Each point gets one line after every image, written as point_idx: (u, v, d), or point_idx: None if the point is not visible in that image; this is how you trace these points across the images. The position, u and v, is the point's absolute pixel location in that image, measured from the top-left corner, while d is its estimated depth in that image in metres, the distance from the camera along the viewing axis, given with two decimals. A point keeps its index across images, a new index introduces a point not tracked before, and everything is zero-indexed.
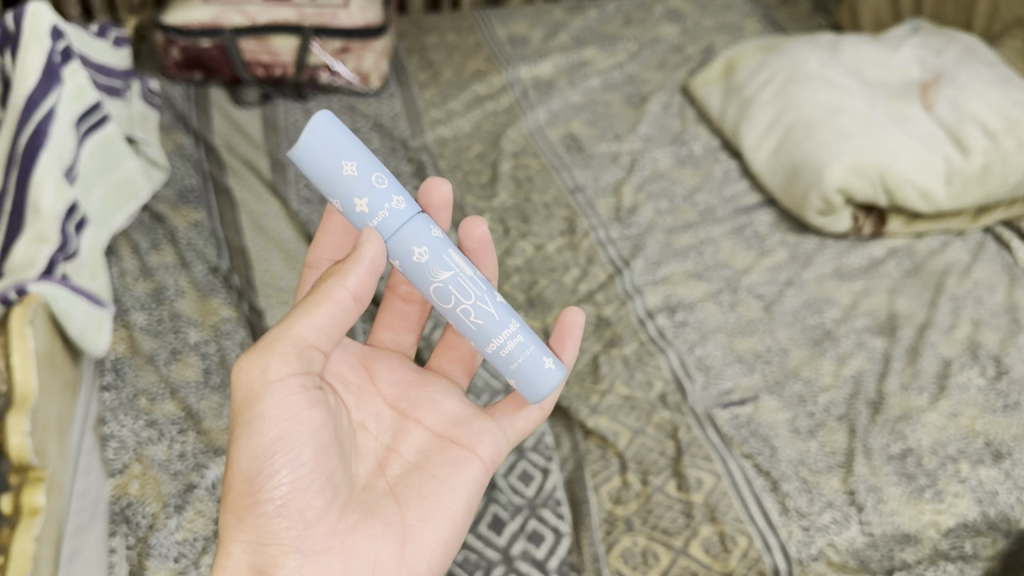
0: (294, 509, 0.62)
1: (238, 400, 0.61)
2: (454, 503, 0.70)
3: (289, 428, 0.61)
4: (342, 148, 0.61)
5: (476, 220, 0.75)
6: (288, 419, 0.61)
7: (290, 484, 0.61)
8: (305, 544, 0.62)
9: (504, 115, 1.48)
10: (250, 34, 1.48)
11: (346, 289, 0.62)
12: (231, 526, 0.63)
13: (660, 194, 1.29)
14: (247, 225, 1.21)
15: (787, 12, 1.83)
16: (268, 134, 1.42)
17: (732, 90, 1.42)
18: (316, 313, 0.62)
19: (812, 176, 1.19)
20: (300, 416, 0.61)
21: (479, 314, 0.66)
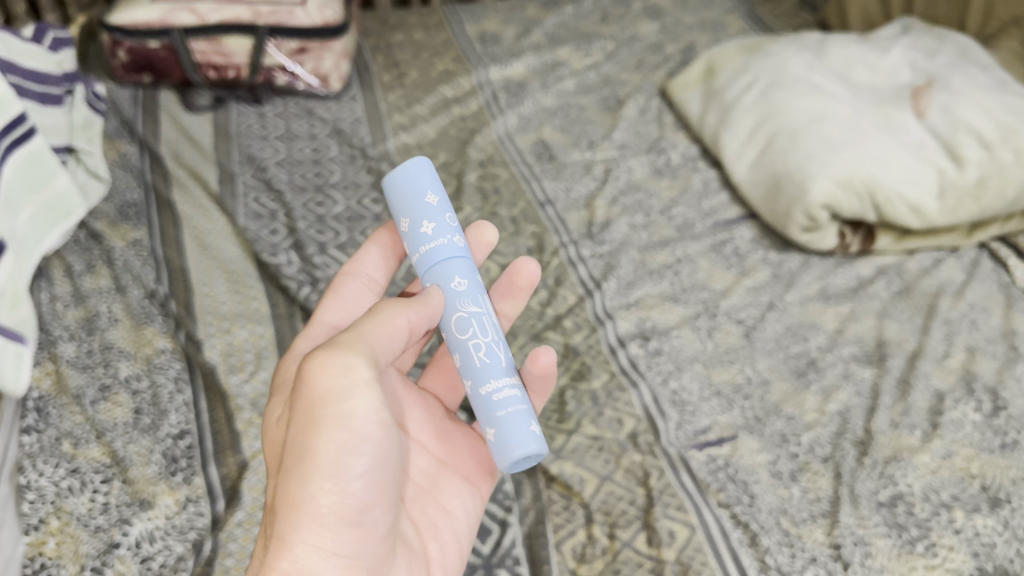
0: (358, 531, 0.57)
1: (333, 392, 0.56)
2: (458, 527, 0.69)
3: (341, 449, 0.56)
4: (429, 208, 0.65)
5: (527, 265, 0.74)
6: (341, 440, 0.56)
7: (347, 503, 0.56)
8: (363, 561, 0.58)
9: (472, 119, 1.40)
10: (200, 35, 1.39)
11: (409, 320, 0.61)
12: (304, 527, 0.55)
13: (635, 207, 1.21)
14: (190, 244, 1.12)
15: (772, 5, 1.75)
16: (219, 141, 1.33)
17: (711, 95, 1.34)
18: (384, 330, 0.60)
19: (795, 190, 1.11)
20: (354, 438, 0.56)
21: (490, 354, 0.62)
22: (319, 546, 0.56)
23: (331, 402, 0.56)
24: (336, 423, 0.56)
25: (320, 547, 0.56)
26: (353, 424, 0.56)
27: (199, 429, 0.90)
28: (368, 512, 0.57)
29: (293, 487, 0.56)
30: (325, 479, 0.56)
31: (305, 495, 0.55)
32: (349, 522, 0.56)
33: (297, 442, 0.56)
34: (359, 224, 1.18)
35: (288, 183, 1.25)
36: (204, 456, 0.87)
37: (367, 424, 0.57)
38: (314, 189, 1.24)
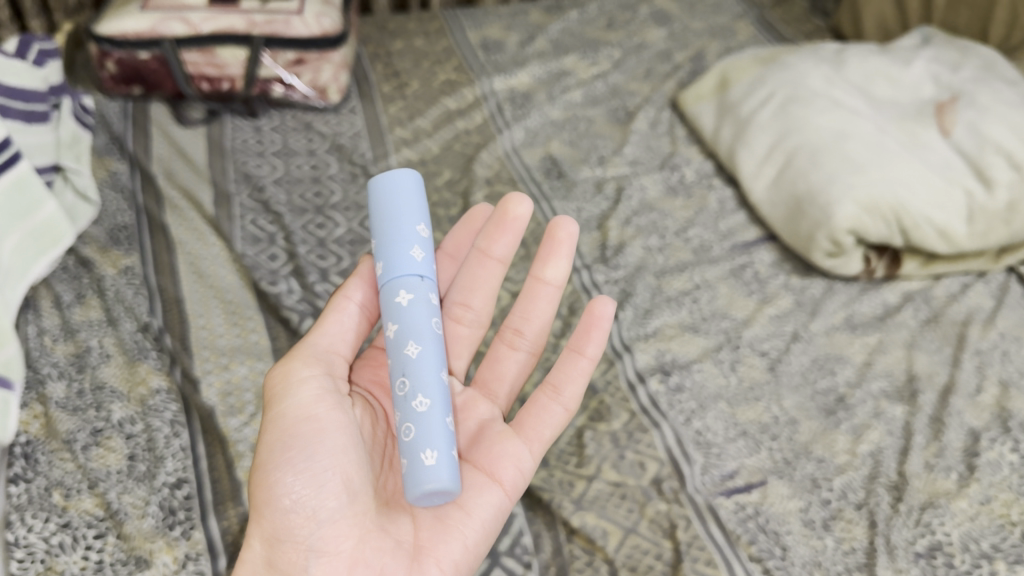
0: (304, 513, 0.63)
1: (273, 397, 0.67)
2: (469, 527, 0.66)
3: (280, 441, 0.65)
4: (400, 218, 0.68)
5: (604, 299, 0.73)
6: (279, 435, 0.65)
7: (291, 489, 0.63)
8: (316, 542, 0.63)
9: (476, 134, 1.35)
10: (193, 46, 1.33)
11: (353, 301, 0.71)
12: (255, 522, 0.65)
13: (650, 228, 1.16)
14: (185, 272, 1.07)
15: (782, 9, 1.70)
16: (213, 158, 1.27)
17: (726, 108, 1.29)
18: (328, 324, 0.70)
19: (818, 214, 1.07)
20: (285, 431, 0.65)
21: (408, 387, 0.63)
22: (268, 533, 0.64)
23: (274, 405, 0.66)
24: (278, 422, 0.66)
25: (273, 535, 0.63)
26: (291, 419, 0.65)
27: (198, 477, 0.84)
28: (309, 494, 0.63)
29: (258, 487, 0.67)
30: (284, 474, 0.64)
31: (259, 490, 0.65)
32: (293, 504, 0.63)
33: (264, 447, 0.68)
34: (362, 247, 1.13)
35: (286, 203, 1.20)
36: (204, 509, 0.82)
37: (300, 417, 0.65)
38: (314, 210, 1.19)
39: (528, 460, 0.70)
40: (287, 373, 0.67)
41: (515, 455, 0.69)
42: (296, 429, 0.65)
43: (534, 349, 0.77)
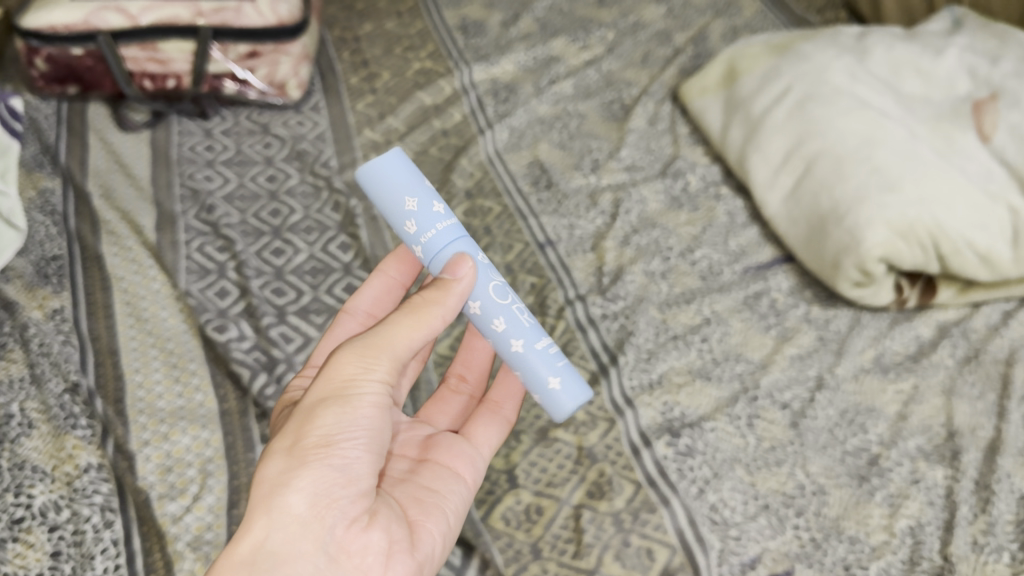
0: (349, 481, 0.55)
1: (347, 373, 0.57)
2: (451, 515, 0.65)
3: (351, 409, 0.56)
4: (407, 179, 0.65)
5: None
6: (349, 407, 0.56)
7: (344, 455, 0.55)
8: (349, 507, 0.55)
9: (455, 135, 1.21)
10: (132, 39, 1.17)
11: (444, 313, 0.61)
12: (283, 468, 0.55)
13: (651, 249, 1.03)
14: (123, 315, 0.94)
15: None
16: (157, 170, 1.13)
17: (734, 106, 1.15)
18: (416, 329, 0.60)
19: (845, 237, 0.94)
20: (356, 405, 0.57)
21: (528, 317, 0.67)
22: (309, 485, 0.54)
23: (347, 384, 0.57)
24: (344, 392, 0.57)
25: (310, 492, 0.54)
26: (356, 392, 0.57)
27: None
28: (358, 461, 0.56)
29: (289, 437, 0.56)
30: (347, 442, 0.56)
31: (302, 442, 0.55)
32: (341, 466, 0.55)
33: (308, 407, 0.57)
34: (324, 278, 0.99)
35: (238, 224, 1.05)
36: None
37: (373, 399, 0.57)
38: (271, 232, 1.05)
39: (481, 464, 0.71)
40: (368, 362, 0.58)
41: (470, 457, 0.70)
42: (367, 407, 0.57)
43: (475, 395, 0.80)
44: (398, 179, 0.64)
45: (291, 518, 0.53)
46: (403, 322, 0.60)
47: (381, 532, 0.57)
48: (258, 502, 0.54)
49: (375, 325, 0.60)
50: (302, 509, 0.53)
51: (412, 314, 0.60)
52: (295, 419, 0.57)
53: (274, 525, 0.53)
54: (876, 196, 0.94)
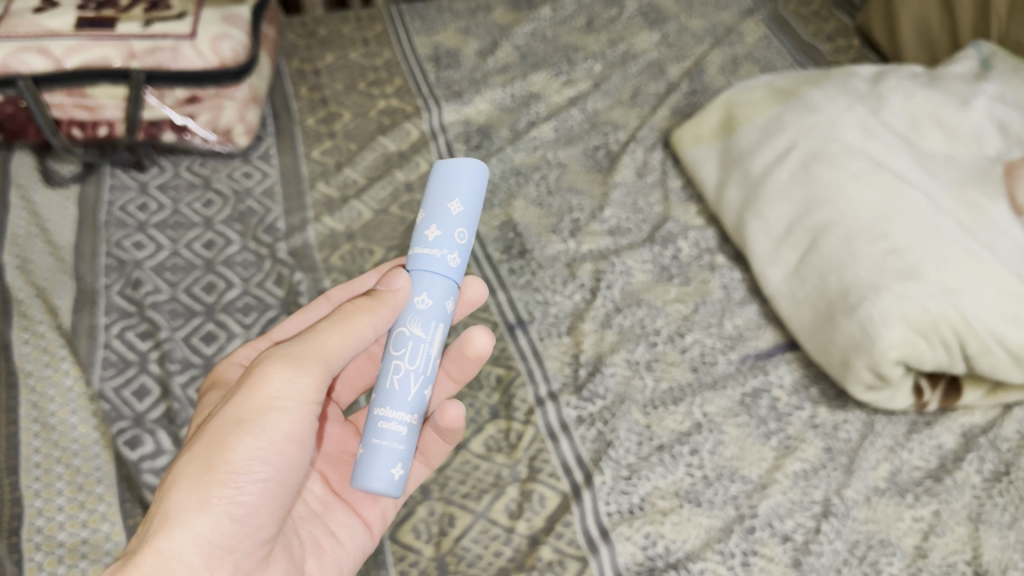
0: (239, 530, 0.54)
1: (264, 399, 0.53)
2: (343, 557, 0.65)
3: (258, 452, 0.53)
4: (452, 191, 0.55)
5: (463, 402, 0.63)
6: (261, 441, 0.53)
7: (237, 504, 0.53)
8: (239, 552, 0.55)
9: (420, 189, 1.08)
10: (57, 84, 1.04)
11: (374, 332, 0.55)
12: (184, 504, 0.52)
13: (636, 332, 0.91)
14: (27, 421, 0.81)
15: None
16: (83, 236, 1.00)
17: (732, 161, 1.02)
18: (343, 351, 0.55)
19: (856, 332, 0.81)
20: (267, 441, 0.53)
21: (403, 383, 0.54)
22: (205, 528, 0.53)
23: (260, 410, 0.53)
24: (257, 424, 0.53)
25: (200, 542, 0.53)
26: (265, 427, 0.53)
27: None
28: (255, 510, 0.54)
29: (197, 460, 0.53)
30: (252, 482, 0.53)
31: (207, 477, 0.52)
32: (241, 512, 0.54)
33: (220, 431, 0.53)
34: None
35: (167, 303, 0.93)
36: None
37: (286, 433, 0.54)
38: (204, 312, 0.93)
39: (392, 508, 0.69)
40: (290, 387, 0.53)
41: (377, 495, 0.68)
42: (281, 440, 0.54)
43: None
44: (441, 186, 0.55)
45: (178, 566, 0.52)
46: (324, 349, 0.54)
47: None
48: (156, 531, 0.52)
49: (299, 342, 0.54)
50: (193, 552, 0.53)
51: (337, 343, 0.54)
52: (204, 440, 0.53)
53: (163, 564, 0.52)
54: (892, 284, 0.82)
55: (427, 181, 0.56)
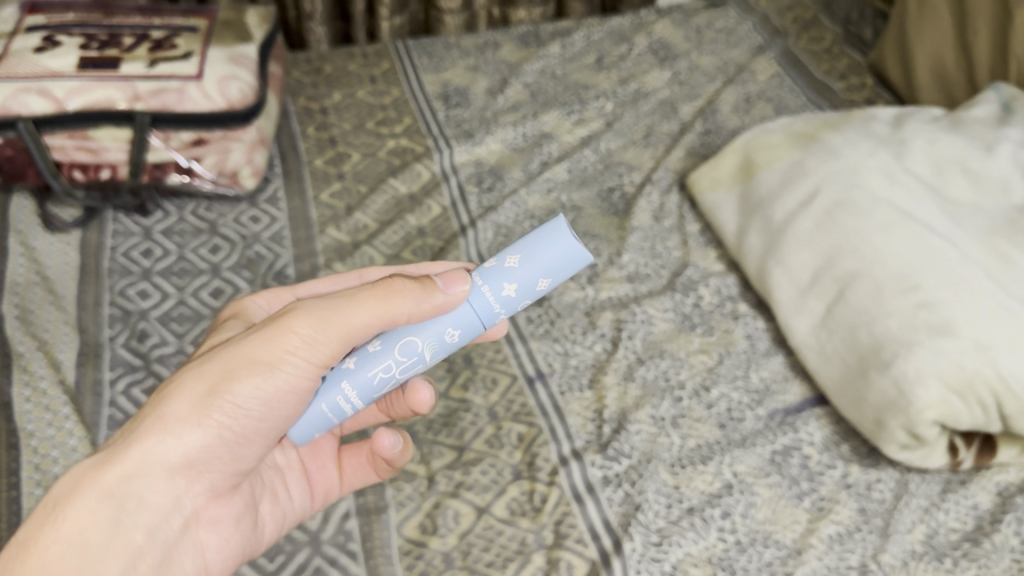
0: (222, 454, 0.58)
1: (279, 351, 0.57)
2: (293, 507, 0.70)
3: (263, 389, 0.57)
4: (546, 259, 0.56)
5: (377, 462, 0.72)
6: (266, 387, 0.57)
7: (228, 430, 0.57)
8: (214, 476, 0.59)
9: (432, 234, 1.05)
10: (58, 126, 1.01)
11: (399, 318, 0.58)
12: (179, 416, 0.56)
13: (660, 386, 0.88)
14: (29, 485, 0.78)
15: (816, 31, 1.37)
16: (85, 285, 0.97)
17: (752, 207, 1.00)
18: (366, 326, 0.58)
19: (890, 390, 0.79)
20: (270, 386, 0.57)
21: (378, 380, 0.59)
22: (191, 448, 0.56)
23: (274, 358, 0.57)
24: (265, 368, 0.57)
25: (183, 452, 0.56)
26: (275, 372, 0.57)
27: None
28: (240, 441, 0.59)
29: (206, 380, 0.57)
30: (242, 418, 0.57)
31: (209, 399, 0.56)
32: (227, 441, 0.58)
33: (232, 366, 0.57)
34: None
35: (174, 356, 0.90)
36: None
37: (288, 385, 0.58)
38: None
39: (337, 489, 0.73)
40: (306, 346, 0.57)
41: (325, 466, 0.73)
42: (280, 390, 0.58)
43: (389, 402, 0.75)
44: (547, 248, 0.56)
45: (159, 470, 0.56)
46: (355, 311, 0.57)
47: (227, 503, 0.62)
48: (148, 430, 0.56)
49: (336, 299, 0.58)
50: (173, 463, 0.56)
51: (369, 309, 0.57)
52: (215, 364, 0.57)
53: (144, 466, 0.55)
54: (926, 340, 0.80)
55: (542, 229, 0.56)
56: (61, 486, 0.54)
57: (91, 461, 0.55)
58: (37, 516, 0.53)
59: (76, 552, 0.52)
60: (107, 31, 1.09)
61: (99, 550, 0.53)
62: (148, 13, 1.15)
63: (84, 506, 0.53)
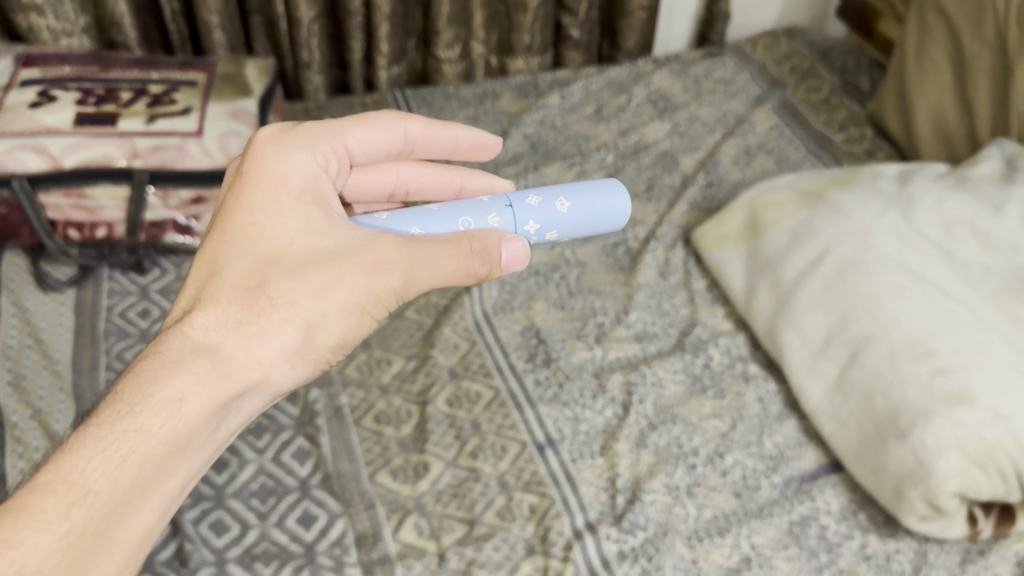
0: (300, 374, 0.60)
1: (376, 299, 0.57)
2: None
3: (360, 326, 0.59)
4: (588, 218, 0.65)
5: None
6: (356, 328, 0.59)
7: (317, 363, 0.59)
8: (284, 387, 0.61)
9: (436, 291, 1.04)
10: (54, 184, 0.99)
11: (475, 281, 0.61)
12: (281, 355, 0.56)
13: (672, 453, 0.87)
14: None
15: (816, 76, 1.37)
16: (81, 347, 0.94)
17: (760, 265, 1.00)
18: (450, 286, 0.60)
19: (909, 460, 0.78)
20: (359, 328, 0.59)
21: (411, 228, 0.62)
22: (288, 382, 0.58)
23: (369, 302, 0.57)
24: (360, 312, 0.58)
25: (280, 382, 0.57)
26: (367, 315, 0.59)
27: None
28: (320, 361, 0.59)
29: (306, 320, 0.56)
30: (331, 354, 0.59)
31: (310, 343, 0.57)
32: (311, 370, 0.59)
33: (332, 313, 0.56)
34: (276, 503, 0.81)
35: None
36: None
37: (373, 321, 0.60)
38: None
39: None
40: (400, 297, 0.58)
41: None
42: (363, 326, 0.60)
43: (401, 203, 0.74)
44: (594, 219, 0.66)
45: (262, 395, 0.57)
46: (451, 272, 0.58)
47: None
48: (254, 365, 0.55)
49: (439, 254, 0.57)
50: (270, 391, 0.57)
51: (462, 271, 0.58)
52: (313, 301, 0.56)
53: (250, 397, 0.56)
54: (944, 409, 0.79)
55: (599, 194, 0.66)
56: (168, 385, 0.52)
57: (196, 364, 0.53)
58: (148, 411, 0.51)
59: (184, 449, 0.52)
60: (104, 85, 1.07)
61: (197, 449, 0.53)
62: (144, 66, 1.13)
63: (198, 411, 0.52)
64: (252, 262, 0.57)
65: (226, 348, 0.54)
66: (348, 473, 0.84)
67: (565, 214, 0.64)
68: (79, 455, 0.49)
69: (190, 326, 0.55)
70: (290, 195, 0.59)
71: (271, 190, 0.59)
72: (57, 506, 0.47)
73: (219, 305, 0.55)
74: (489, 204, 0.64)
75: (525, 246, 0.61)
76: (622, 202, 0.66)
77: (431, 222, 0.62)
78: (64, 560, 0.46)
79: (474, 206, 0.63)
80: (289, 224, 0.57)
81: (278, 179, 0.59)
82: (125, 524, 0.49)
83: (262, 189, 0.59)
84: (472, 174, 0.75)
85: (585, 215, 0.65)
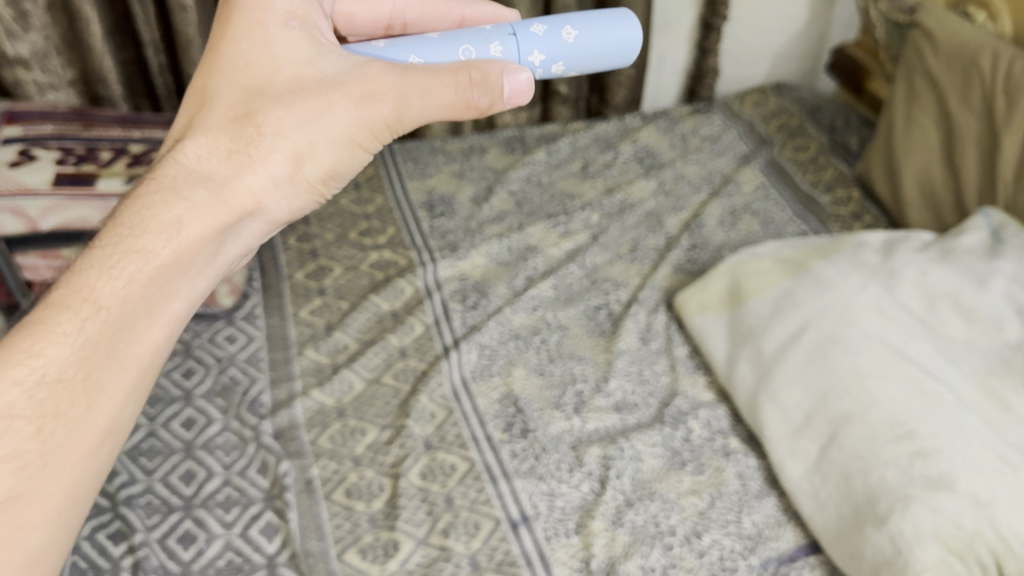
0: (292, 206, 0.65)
1: (365, 129, 0.60)
2: None
3: (350, 160, 0.62)
4: (596, 47, 0.64)
5: None
6: (346, 161, 0.62)
7: (312, 196, 0.63)
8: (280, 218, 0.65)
9: (415, 355, 1.03)
10: (30, 246, 0.99)
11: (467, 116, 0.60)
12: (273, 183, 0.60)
13: (647, 532, 0.85)
14: None
15: (803, 134, 1.36)
16: None
17: (741, 334, 0.99)
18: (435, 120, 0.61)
19: (889, 548, 0.76)
20: (348, 162, 0.62)
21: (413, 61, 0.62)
22: (284, 211, 0.62)
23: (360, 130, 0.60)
24: (350, 143, 0.61)
25: (275, 212, 0.61)
26: (358, 149, 0.62)
27: None
28: (315, 194, 0.63)
29: (295, 149, 0.60)
30: (323, 188, 0.63)
31: (299, 174, 0.61)
32: (305, 203, 0.64)
33: (326, 144, 0.60)
34: None
35: (141, 496, 0.86)
36: None
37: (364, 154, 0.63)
38: (181, 507, 0.85)
39: None
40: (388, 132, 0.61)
41: None
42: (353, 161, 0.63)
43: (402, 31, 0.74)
44: (600, 47, 0.64)
45: (258, 223, 0.61)
46: (448, 102, 0.58)
47: None
48: (250, 189, 0.59)
49: (432, 82, 0.58)
50: (265, 220, 0.61)
51: (462, 102, 0.58)
52: (307, 130, 0.60)
53: (247, 224, 0.60)
54: (922, 495, 0.77)
55: (603, 22, 0.64)
56: (168, 210, 0.56)
57: (193, 193, 0.57)
58: (151, 233, 0.55)
59: (185, 268, 0.56)
60: (84, 145, 1.09)
61: (200, 270, 0.58)
62: (128, 124, 1.15)
63: (198, 235, 0.57)
64: (244, 96, 0.60)
65: (221, 176, 0.59)
66: (316, 551, 0.82)
67: (571, 44, 0.63)
68: (88, 273, 0.53)
69: (184, 155, 0.59)
70: (276, 22, 0.61)
71: (251, 26, 0.61)
72: (72, 320, 0.51)
73: (213, 134, 0.59)
74: (491, 33, 0.63)
75: (529, 80, 0.60)
76: (632, 31, 0.65)
77: (430, 52, 0.62)
78: (79, 371, 0.51)
79: (472, 35, 0.63)
80: (279, 54, 0.61)
81: (260, 6, 0.62)
82: (136, 341, 0.54)
83: (246, 17, 0.61)
84: (473, 3, 0.71)
85: (588, 46, 0.64)
